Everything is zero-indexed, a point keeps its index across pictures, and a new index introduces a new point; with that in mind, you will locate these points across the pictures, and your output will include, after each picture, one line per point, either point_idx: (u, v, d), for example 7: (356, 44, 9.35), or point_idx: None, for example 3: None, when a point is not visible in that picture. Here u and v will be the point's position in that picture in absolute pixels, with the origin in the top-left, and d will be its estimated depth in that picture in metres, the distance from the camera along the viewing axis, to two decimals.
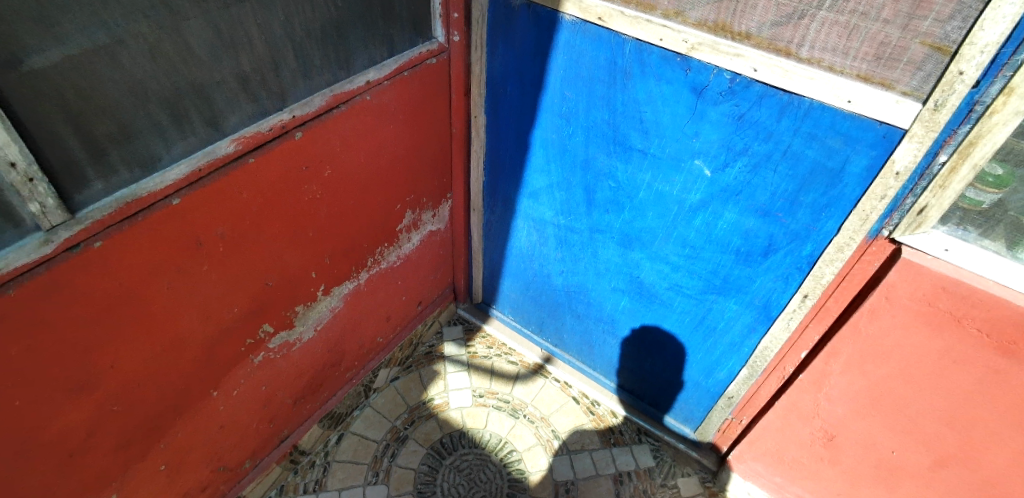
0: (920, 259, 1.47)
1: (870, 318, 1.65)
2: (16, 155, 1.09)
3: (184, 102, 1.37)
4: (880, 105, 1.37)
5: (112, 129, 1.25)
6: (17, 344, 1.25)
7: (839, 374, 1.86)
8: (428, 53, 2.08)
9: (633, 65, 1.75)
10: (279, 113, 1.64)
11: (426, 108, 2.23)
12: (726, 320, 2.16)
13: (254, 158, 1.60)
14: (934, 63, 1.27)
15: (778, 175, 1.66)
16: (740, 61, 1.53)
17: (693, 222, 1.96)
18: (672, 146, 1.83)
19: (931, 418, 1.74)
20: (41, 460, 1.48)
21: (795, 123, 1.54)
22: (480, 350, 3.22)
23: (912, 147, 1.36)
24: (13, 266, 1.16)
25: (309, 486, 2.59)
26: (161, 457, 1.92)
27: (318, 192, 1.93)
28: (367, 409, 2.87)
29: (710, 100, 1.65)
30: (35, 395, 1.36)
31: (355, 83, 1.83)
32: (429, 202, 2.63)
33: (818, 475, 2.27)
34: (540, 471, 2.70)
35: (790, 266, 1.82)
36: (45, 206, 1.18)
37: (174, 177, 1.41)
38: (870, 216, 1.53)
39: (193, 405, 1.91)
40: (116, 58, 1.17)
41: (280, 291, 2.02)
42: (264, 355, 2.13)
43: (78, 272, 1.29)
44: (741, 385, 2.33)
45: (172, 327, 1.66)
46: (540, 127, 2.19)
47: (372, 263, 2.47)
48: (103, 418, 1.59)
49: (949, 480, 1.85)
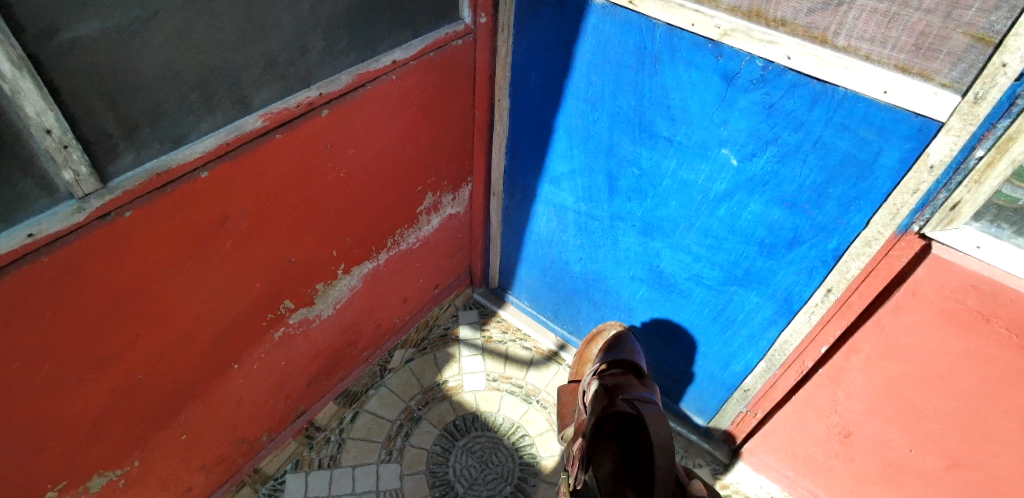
0: (949, 255, 1.45)
1: (894, 315, 1.65)
2: (52, 123, 1.09)
3: (216, 81, 1.38)
4: (917, 97, 1.34)
5: (145, 103, 1.26)
6: (38, 318, 1.28)
7: (859, 371, 1.86)
8: (453, 35, 2.06)
9: (663, 51, 1.73)
10: (305, 91, 1.63)
11: (451, 92, 2.22)
12: (745, 311, 2.14)
13: (281, 135, 1.61)
14: (975, 54, 1.24)
15: (807, 165, 1.63)
16: (773, 49, 1.50)
17: (717, 211, 1.94)
18: (699, 135, 1.81)
19: (951, 420, 1.72)
20: (68, 427, 1.52)
21: (828, 113, 1.51)
22: (494, 334, 3.23)
23: (949, 140, 1.33)
24: (48, 232, 1.18)
25: (323, 461, 2.64)
26: (181, 428, 1.95)
27: (343, 171, 1.94)
28: (382, 388, 2.91)
29: (740, 87, 1.63)
30: (63, 360, 1.40)
31: (381, 63, 1.83)
32: (450, 185, 2.63)
33: (832, 471, 2.28)
34: (551, 457, 2.73)
35: (814, 258, 1.80)
36: (78, 174, 1.19)
37: (203, 150, 1.42)
38: (901, 210, 1.50)
39: (214, 379, 1.95)
40: (151, 33, 1.17)
41: (302, 270, 2.04)
42: (284, 330, 2.16)
43: (107, 242, 1.32)
44: (758, 378, 2.32)
45: (195, 303, 1.68)
46: (565, 113, 2.18)
47: (392, 245, 2.49)
48: (127, 388, 1.62)
49: (960, 481, 1.86)
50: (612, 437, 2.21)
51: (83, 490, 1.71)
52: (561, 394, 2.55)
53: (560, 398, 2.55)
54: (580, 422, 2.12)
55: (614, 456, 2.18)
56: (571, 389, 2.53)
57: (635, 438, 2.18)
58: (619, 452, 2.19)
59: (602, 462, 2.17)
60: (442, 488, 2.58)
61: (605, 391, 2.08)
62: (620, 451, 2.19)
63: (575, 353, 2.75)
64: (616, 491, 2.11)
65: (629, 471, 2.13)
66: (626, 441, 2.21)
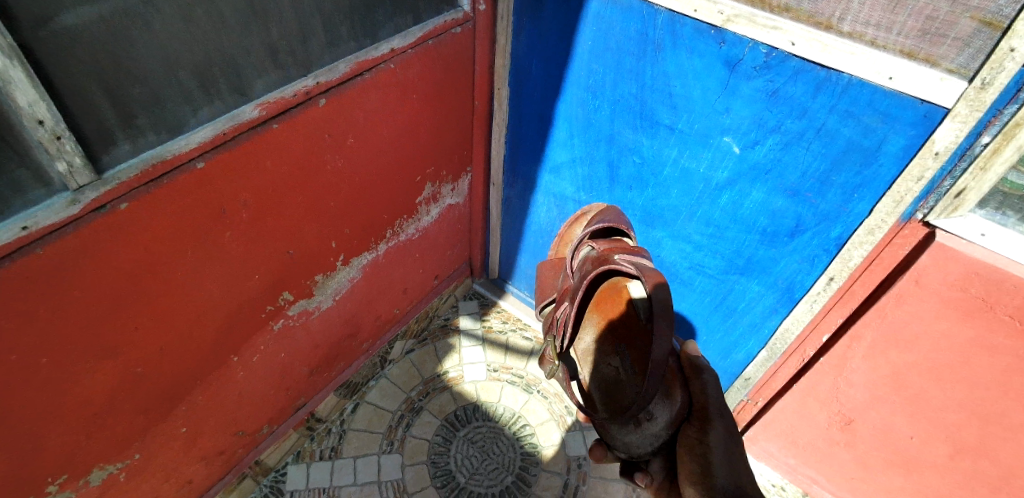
0: (954, 243, 1.45)
1: (897, 303, 1.65)
2: (44, 113, 1.07)
3: (213, 70, 1.34)
4: (923, 82, 1.32)
5: (141, 93, 1.23)
6: (36, 311, 1.26)
7: (861, 359, 1.86)
8: (452, 22, 2.02)
9: (664, 38, 1.70)
10: (303, 79, 1.59)
11: (450, 80, 2.19)
12: (747, 300, 2.14)
13: (278, 125, 1.59)
14: (983, 39, 1.22)
15: (810, 153, 1.61)
16: (777, 35, 1.48)
17: (719, 200, 1.93)
18: (701, 123, 1.79)
19: (953, 407, 1.73)
20: (68, 419, 1.51)
21: (832, 100, 1.49)
22: (495, 324, 3.23)
23: (955, 126, 1.32)
24: (41, 225, 1.16)
25: (324, 453, 2.65)
26: (181, 421, 1.95)
27: (341, 161, 1.91)
28: (383, 379, 2.92)
29: (743, 74, 1.61)
30: (61, 354, 1.38)
31: (380, 51, 1.79)
32: (449, 175, 2.61)
33: (833, 458, 2.30)
34: (552, 446, 2.74)
35: (816, 247, 1.78)
36: (71, 165, 1.16)
37: (199, 140, 1.38)
38: (905, 198, 1.49)
39: (213, 371, 1.94)
40: (148, 21, 1.14)
41: (301, 262, 2.02)
42: (284, 322, 2.14)
43: (103, 234, 1.30)
44: (759, 367, 2.32)
45: (195, 295, 1.67)
46: (565, 102, 2.16)
47: (391, 235, 2.47)
48: (126, 381, 1.61)
49: (962, 468, 1.88)
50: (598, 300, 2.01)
51: (84, 483, 1.71)
52: (541, 264, 2.12)
53: (539, 268, 2.11)
54: (567, 286, 1.82)
55: (598, 317, 2.05)
56: (555, 263, 2.06)
57: (623, 305, 1.96)
58: (602, 316, 2.04)
59: (589, 327, 2.07)
60: (444, 478, 2.59)
61: (596, 256, 1.67)
62: (606, 316, 2.03)
63: (557, 235, 2.18)
64: (601, 357, 2.04)
65: (617, 337, 2.00)
66: (614, 307, 2.00)
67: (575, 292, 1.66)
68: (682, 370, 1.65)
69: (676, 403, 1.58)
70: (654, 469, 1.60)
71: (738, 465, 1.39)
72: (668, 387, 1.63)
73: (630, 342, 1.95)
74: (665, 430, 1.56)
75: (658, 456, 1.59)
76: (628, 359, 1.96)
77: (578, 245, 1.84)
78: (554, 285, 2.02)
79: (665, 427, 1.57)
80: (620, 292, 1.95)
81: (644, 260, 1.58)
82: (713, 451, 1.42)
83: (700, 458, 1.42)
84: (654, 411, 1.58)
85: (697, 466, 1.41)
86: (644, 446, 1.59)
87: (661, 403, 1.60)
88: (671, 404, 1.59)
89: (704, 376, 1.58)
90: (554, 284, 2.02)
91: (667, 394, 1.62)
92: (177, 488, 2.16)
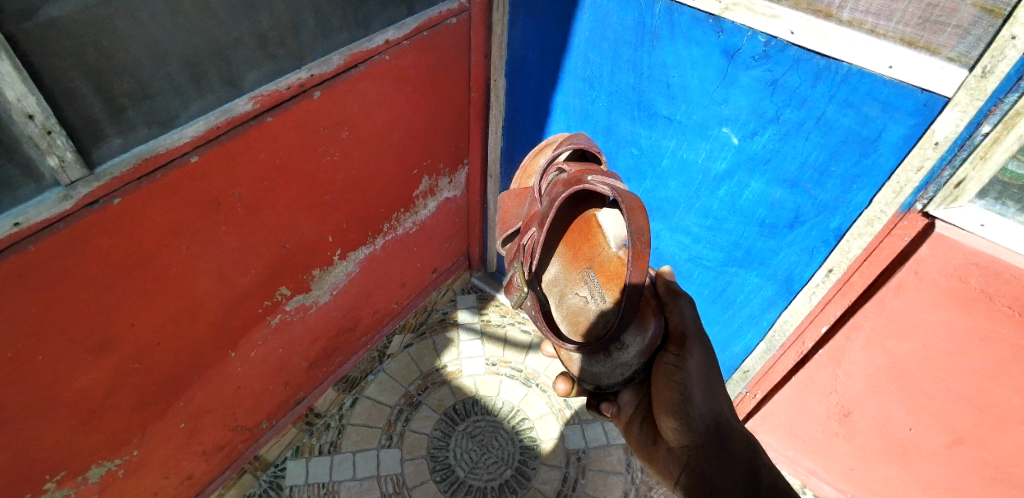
0: (954, 235, 1.44)
1: (896, 295, 1.64)
2: (34, 107, 1.05)
3: (203, 62, 1.32)
4: (923, 71, 1.30)
5: (131, 84, 1.20)
6: (31, 307, 1.25)
7: (860, 351, 1.86)
8: (448, 13, 2.00)
9: (662, 27, 1.69)
10: (297, 72, 1.58)
11: (446, 72, 2.17)
12: (745, 292, 2.14)
13: (272, 118, 1.57)
14: (983, 27, 1.20)
15: (809, 143, 1.60)
16: (776, 23, 1.46)
17: (717, 191, 1.91)
18: (700, 113, 1.77)
19: (950, 397, 1.74)
20: (65, 417, 1.51)
21: (831, 89, 1.47)
22: (493, 318, 3.23)
23: (955, 116, 1.30)
24: (34, 221, 1.15)
25: (323, 447, 2.65)
26: (180, 417, 1.94)
27: (337, 154, 1.90)
28: (382, 374, 2.91)
29: (741, 64, 1.59)
30: (56, 352, 1.37)
31: (374, 42, 1.78)
32: (446, 168, 2.59)
33: (831, 450, 2.31)
34: (551, 439, 2.74)
35: (815, 238, 1.77)
36: (63, 160, 1.15)
37: (192, 134, 1.37)
38: (905, 188, 1.47)
39: (210, 366, 1.93)
40: (136, 14, 1.13)
41: (297, 255, 2.01)
42: (281, 317, 2.14)
43: (95, 231, 1.28)
44: (757, 359, 2.32)
45: (191, 290, 1.66)
46: (563, 92, 2.15)
47: (388, 229, 2.46)
48: (123, 378, 1.61)
49: (959, 458, 1.89)
50: (567, 231, 1.98)
51: (82, 480, 1.71)
52: (503, 194, 1.99)
53: (501, 198, 1.99)
54: (533, 212, 1.76)
55: (566, 248, 1.99)
56: (518, 193, 1.93)
57: (591, 235, 1.91)
58: (569, 247, 1.99)
59: (557, 258, 2.01)
60: (443, 472, 2.60)
61: (568, 179, 1.59)
62: (573, 248, 1.97)
63: (519, 167, 2.07)
64: (566, 289, 1.96)
65: (584, 267, 1.93)
66: (582, 240, 1.95)
67: (545, 216, 1.60)
68: (658, 297, 1.63)
69: (649, 332, 1.57)
70: (622, 398, 1.66)
71: (717, 390, 1.38)
72: (642, 317, 1.63)
73: (598, 269, 1.89)
74: (634, 359, 1.59)
75: (625, 386, 1.62)
76: (595, 288, 1.88)
77: (545, 168, 1.77)
78: (517, 213, 1.90)
79: (636, 356, 1.59)
80: (589, 223, 1.92)
81: (616, 182, 1.53)
82: (691, 376, 1.41)
83: (678, 385, 1.41)
84: (625, 341, 1.63)
85: (677, 390, 1.40)
86: (614, 377, 1.64)
87: (633, 333, 1.63)
88: (643, 333, 1.59)
89: (681, 303, 1.58)
90: (517, 213, 1.91)
91: (639, 324, 1.64)
92: (176, 483, 2.16)
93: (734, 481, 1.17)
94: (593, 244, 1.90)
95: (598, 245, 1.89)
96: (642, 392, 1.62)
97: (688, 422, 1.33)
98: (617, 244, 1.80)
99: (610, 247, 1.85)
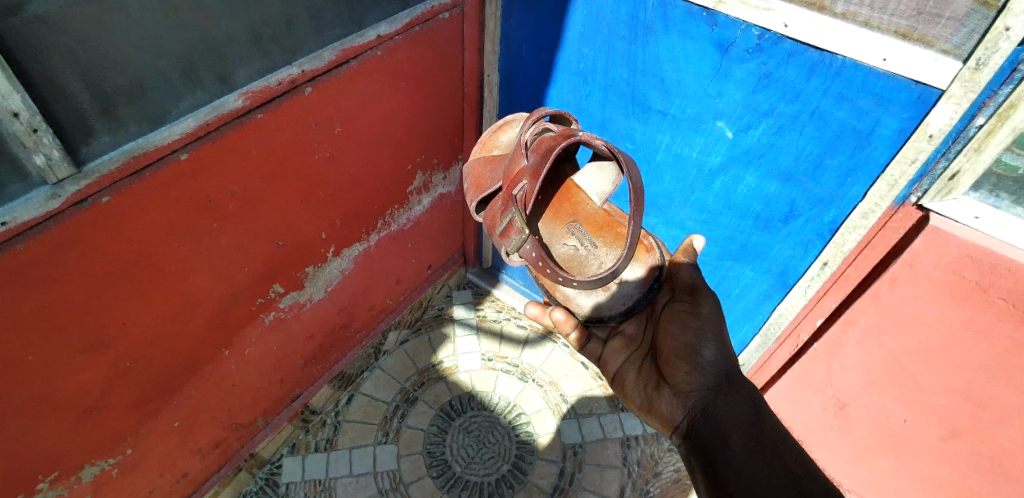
0: (948, 227, 1.45)
1: (891, 288, 1.64)
2: (18, 105, 1.03)
3: (194, 59, 1.31)
4: (918, 63, 1.29)
5: (122, 81, 1.18)
6: (22, 308, 1.24)
7: (855, 344, 1.86)
8: (440, 7, 1.97)
9: (655, 20, 1.67)
10: (288, 68, 1.56)
11: (440, 67, 2.15)
12: (742, 286, 2.14)
13: (263, 114, 1.55)
14: (977, 19, 1.19)
15: (804, 137, 1.59)
16: (769, 16, 1.45)
17: (712, 185, 1.91)
18: (694, 107, 1.76)
19: (946, 391, 1.74)
20: (57, 416, 1.50)
21: (826, 82, 1.46)
22: (489, 313, 3.22)
23: (949, 108, 1.30)
24: (22, 220, 1.13)
25: (320, 444, 2.65)
26: (174, 415, 1.94)
27: (330, 151, 1.88)
28: (377, 370, 2.90)
29: (735, 57, 1.58)
30: (48, 351, 1.36)
31: (367, 37, 1.76)
32: (441, 163, 2.57)
33: (826, 444, 2.32)
34: (548, 434, 2.75)
35: (810, 232, 1.77)
36: (50, 158, 1.12)
37: (182, 131, 1.35)
38: (899, 181, 1.47)
39: (205, 364, 1.92)
40: (126, 11, 1.11)
41: (291, 252, 2.00)
42: (275, 314, 2.13)
43: (84, 229, 1.26)
44: (753, 353, 2.37)
45: (184, 288, 1.65)
46: (557, 87, 2.13)
47: (382, 225, 2.45)
48: (117, 377, 1.60)
49: (957, 452, 1.89)
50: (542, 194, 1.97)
51: (76, 479, 1.70)
52: (470, 163, 1.97)
53: (468, 167, 1.97)
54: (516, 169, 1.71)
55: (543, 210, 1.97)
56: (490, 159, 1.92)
57: (569, 193, 1.93)
58: (548, 208, 1.96)
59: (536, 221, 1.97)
60: (440, 468, 2.60)
61: (558, 134, 1.60)
62: (551, 208, 1.96)
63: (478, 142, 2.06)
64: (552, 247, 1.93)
65: (569, 222, 1.92)
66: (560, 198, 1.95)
67: (540, 168, 1.58)
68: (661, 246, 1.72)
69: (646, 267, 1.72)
70: (614, 342, 1.71)
71: (726, 338, 1.42)
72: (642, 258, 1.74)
73: (584, 222, 1.90)
74: (634, 291, 1.72)
75: (626, 322, 1.72)
76: (585, 239, 1.89)
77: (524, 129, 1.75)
78: (493, 177, 1.84)
79: (635, 288, 1.73)
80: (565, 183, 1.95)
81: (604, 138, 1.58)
82: (704, 327, 1.43)
83: (688, 334, 1.44)
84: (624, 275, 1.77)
85: (686, 338, 1.43)
86: (614, 309, 1.74)
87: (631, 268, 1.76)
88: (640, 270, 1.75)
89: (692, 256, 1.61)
90: (491, 177, 1.86)
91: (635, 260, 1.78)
92: (172, 481, 2.16)
93: (741, 433, 1.21)
94: (574, 201, 1.92)
95: (581, 202, 1.92)
96: (637, 339, 1.67)
97: (697, 367, 1.38)
98: (602, 197, 1.87)
99: (594, 202, 1.89)
